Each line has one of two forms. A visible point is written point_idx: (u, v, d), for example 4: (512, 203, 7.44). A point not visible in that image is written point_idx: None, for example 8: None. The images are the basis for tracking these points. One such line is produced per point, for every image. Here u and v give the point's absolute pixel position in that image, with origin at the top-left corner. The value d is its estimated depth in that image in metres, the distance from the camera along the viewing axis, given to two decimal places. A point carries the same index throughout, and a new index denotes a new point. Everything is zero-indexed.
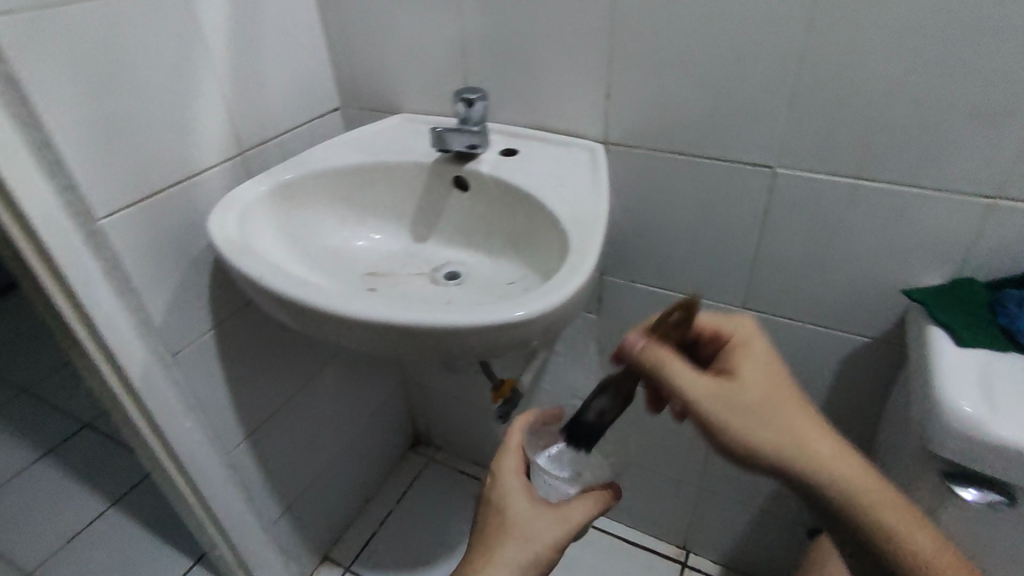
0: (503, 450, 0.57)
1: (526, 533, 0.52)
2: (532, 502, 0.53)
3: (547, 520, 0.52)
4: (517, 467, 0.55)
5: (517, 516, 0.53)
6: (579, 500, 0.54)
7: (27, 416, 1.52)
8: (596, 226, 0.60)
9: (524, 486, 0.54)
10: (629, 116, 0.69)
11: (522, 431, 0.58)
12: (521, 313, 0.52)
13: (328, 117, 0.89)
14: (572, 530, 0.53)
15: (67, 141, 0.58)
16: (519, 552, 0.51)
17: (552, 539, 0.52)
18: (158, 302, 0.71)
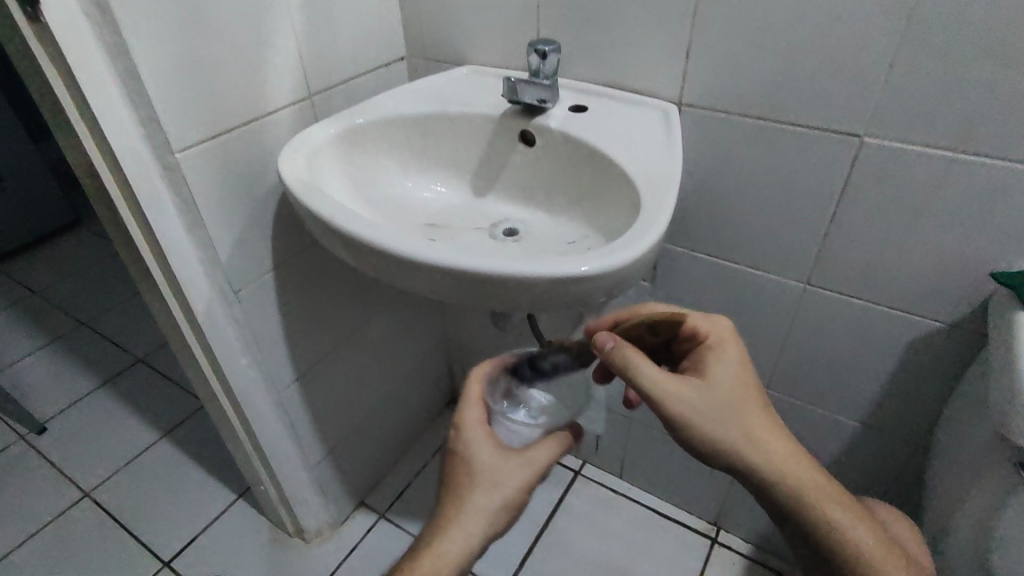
0: (464, 402, 0.55)
1: (495, 479, 0.52)
2: (498, 448, 0.53)
3: (515, 465, 0.53)
4: (479, 418, 0.54)
5: (484, 465, 0.52)
6: (545, 442, 0.54)
7: (88, 347, 1.60)
8: (669, 187, 0.58)
9: (488, 435, 0.54)
10: (709, 76, 0.67)
11: (480, 380, 0.57)
12: (589, 268, 0.51)
13: (393, 67, 0.89)
14: (539, 470, 0.53)
15: (151, 73, 0.59)
16: (490, 498, 0.52)
17: (521, 482, 0.52)
18: (225, 239, 0.73)
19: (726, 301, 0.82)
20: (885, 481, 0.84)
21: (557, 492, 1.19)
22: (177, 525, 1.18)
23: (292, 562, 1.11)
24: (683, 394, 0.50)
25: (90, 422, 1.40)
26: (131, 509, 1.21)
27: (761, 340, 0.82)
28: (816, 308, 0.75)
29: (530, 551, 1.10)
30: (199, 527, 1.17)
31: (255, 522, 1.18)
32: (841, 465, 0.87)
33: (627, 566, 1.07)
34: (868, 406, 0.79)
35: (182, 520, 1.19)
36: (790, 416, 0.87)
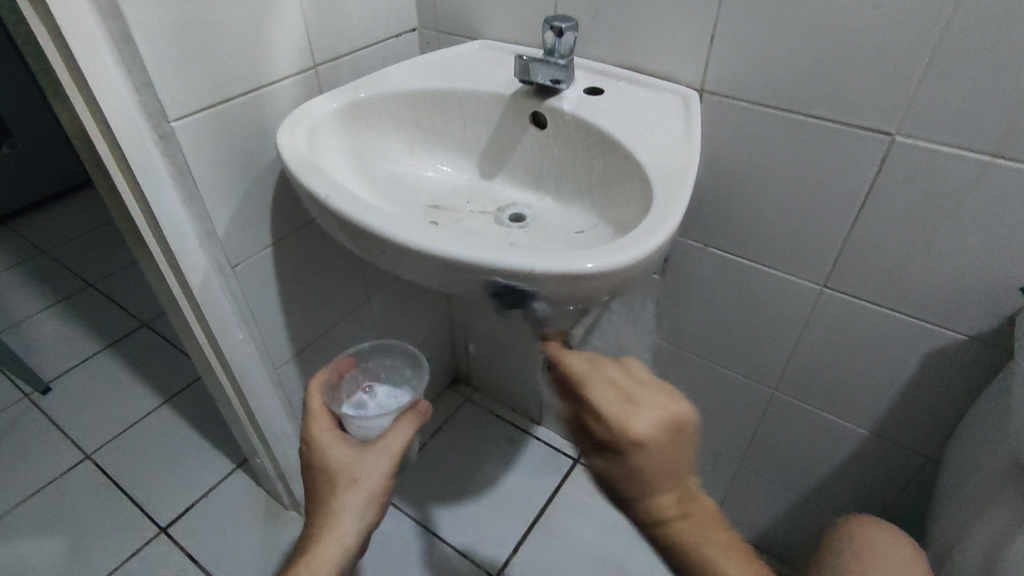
0: (308, 415, 0.59)
1: (355, 476, 0.55)
2: (352, 448, 0.57)
3: (372, 458, 0.56)
4: (327, 425, 0.58)
5: (343, 467, 0.55)
6: (394, 429, 0.58)
7: (95, 309, 1.60)
8: (684, 181, 0.55)
9: (339, 439, 0.57)
10: (732, 63, 0.63)
11: (320, 390, 0.61)
12: (591, 266, 0.48)
13: (404, 38, 0.85)
14: (396, 454, 0.57)
15: (147, 38, 0.56)
16: (355, 494, 0.55)
17: (382, 471, 0.56)
18: (223, 213, 0.71)
19: (739, 299, 0.79)
20: (891, 492, 0.81)
21: (554, 480, 1.18)
22: (175, 492, 1.19)
23: (286, 535, 1.12)
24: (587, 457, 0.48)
25: (94, 384, 1.41)
26: (130, 473, 1.22)
27: (771, 340, 0.80)
28: (831, 311, 0.72)
29: (524, 538, 1.09)
30: (197, 495, 1.18)
31: (252, 493, 1.18)
32: (846, 472, 0.84)
33: (620, 558, 1.06)
34: (878, 414, 0.76)
35: (180, 487, 1.19)
36: (796, 419, 0.84)
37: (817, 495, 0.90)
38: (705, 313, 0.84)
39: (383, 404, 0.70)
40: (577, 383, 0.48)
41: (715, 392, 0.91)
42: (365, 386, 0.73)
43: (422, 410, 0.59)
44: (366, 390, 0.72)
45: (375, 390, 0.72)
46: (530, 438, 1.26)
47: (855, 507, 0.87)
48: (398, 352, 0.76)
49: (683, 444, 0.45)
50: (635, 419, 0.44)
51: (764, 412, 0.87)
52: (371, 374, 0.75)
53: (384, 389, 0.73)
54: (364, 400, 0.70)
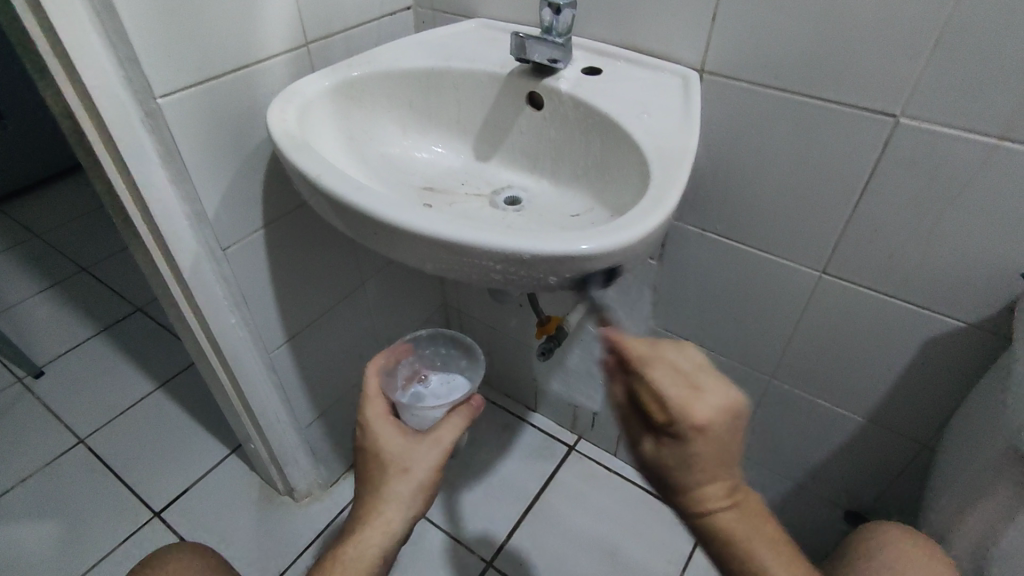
0: (364, 398, 0.57)
1: (406, 465, 0.54)
2: (406, 436, 0.55)
3: (424, 449, 0.54)
4: (383, 410, 0.57)
5: (394, 453, 0.54)
6: (447, 423, 0.57)
7: (88, 293, 1.58)
8: (682, 162, 0.54)
9: (394, 425, 0.56)
10: (733, 43, 0.61)
11: (376, 373, 0.60)
12: (587, 247, 0.47)
13: (399, 16, 0.83)
14: (447, 449, 0.56)
15: (131, 10, 0.54)
16: (405, 483, 0.53)
17: (433, 463, 0.54)
18: (213, 194, 0.70)
19: (737, 285, 0.78)
20: (886, 480, 0.81)
21: (549, 466, 1.18)
22: (169, 476, 1.18)
23: (280, 520, 1.11)
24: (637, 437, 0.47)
25: (88, 368, 1.40)
26: (124, 458, 1.21)
27: (769, 327, 0.79)
28: (830, 298, 0.71)
29: (519, 523, 1.09)
30: (191, 480, 1.18)
31: (246, 478, 1.18)
32: (842, 460, 0.84)
33: (615, 544, 1.06)
34: (875, 402, 0.76)
35: (174, 472, 1.19)
36: (793, 406, 0.84)
37: (813, 483, 0.90)
38: (703, 300, 0.83)
39: (436, 394, 0.73)
40: (635, 363, 0.44)
41: None
42: (419, 374, 0.75)
43: (476, 406, 0.58)
44: (419, 377, 0.75)
45: (429, 378, 0.75)
46: (526, 425, 1.26)
47: (850, 495, 0.86)
48: (451, 343, 0.79)
49: (738, 432, 0.43)
50: (702, 407, 0.42)
51: (761, 399, 0.87)
52: (426, 362, 0.77)
53: (438, 378, 0.76)
54: (419, 391, 0.73)
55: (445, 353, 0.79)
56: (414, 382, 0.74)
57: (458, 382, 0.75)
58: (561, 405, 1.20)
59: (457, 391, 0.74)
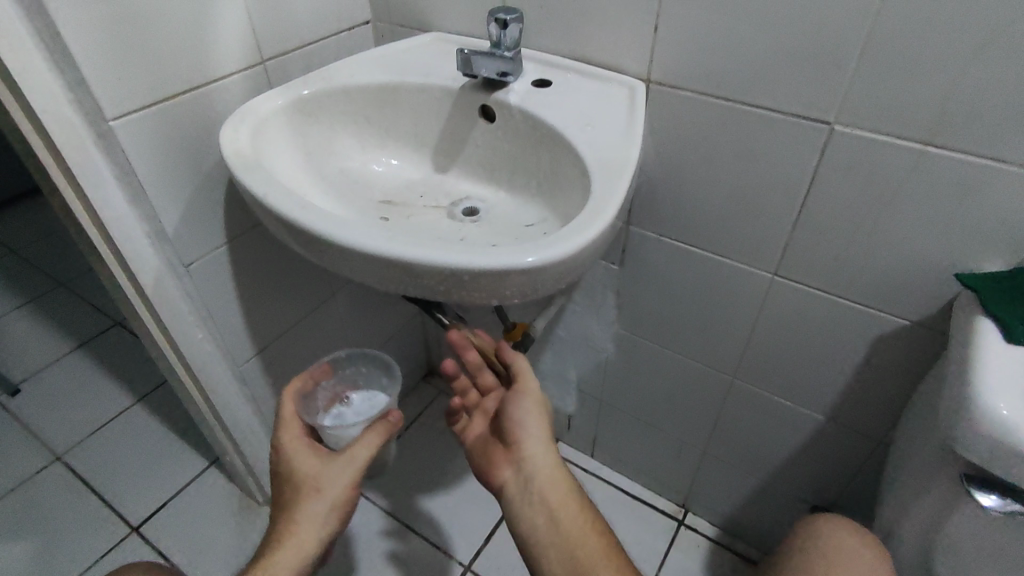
0: (281, 421, 0.66)
1: (319, 485, 0.62)
2: (318, 459, 0.64)
3: (336, 469, 0.62)
4: (297, 434, 0.65)
5: (308, 476, 0.62)
6: (363, 440, 0.64)
7: (64, 309, 1.58)
8: (625, 170, 0.55)
9: (306, 448, 0.64)
10: (676, 54, 0.63)
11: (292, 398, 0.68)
12: (531, 259, 0.47)
13: (357, 31, 0.84)
14: (360, 466, 0.63)
15: (77, 32, 0.55)
16: (317, 503, 0.61)
17: (345, 481, 0.62)
18: (172, 211, 0.70)
19: (696, 288, 0.79)
20: (847, 476, 0.83)
21: None
22: (146, 491, 1.18)
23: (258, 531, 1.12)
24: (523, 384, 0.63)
25: (64, 384, 1.39)
26: (102, 474, 1.21)
27: (729, 327, 0.80)
28: (783, 300, 0.73)
29: (496, 527, 1.10)
30: (169, 494, 1.18)
31: (225, 490, 1.19)
32: (805, 457, 0.86)
33: None
34: (833, 399, 0.77)
35: (151, 487, 1.19)
36: (755, 406, 0.86)
37: (779, 479, 0.92)
38: (664, 303, 0.84)
39: (358, 409, 0.79)
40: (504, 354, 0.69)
41: (676, 380, 0.92)
42: (342, 394, 0.82)
43: (391, 422, 0.65)
44: (341, 399, 0.81)
45: (352, 398, 0.81)
46: None
47: (815, 491, 0.88)
48: (371, 360, 0.86)
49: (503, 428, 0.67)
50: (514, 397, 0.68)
51: (725, 399, 0.88)
52: (348, 381, 0.84)
53: (360, 396, 0.82)
54: (340, 409, 0.79)
55: (365, 372, 0.86)
56: (336, 403, 0.80)
57: (381, 397, 0.82)
58: None
59: (379, 405, 0.80)
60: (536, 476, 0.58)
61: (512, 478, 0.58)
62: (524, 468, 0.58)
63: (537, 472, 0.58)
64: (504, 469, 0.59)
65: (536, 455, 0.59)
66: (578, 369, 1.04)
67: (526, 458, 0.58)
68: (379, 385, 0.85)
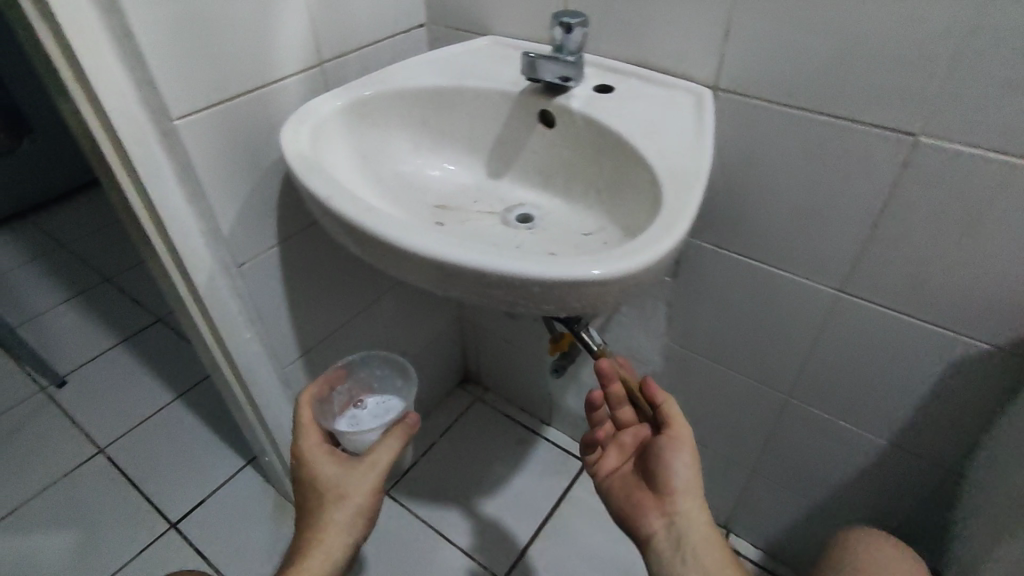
0: (300, 428, 0.68)
1: (342, 492, 0.63)
2: (339, 465, 0.65)
3: (359, 475, 0.63)
4: (317, 440, 0.67)
5: (331, 483, 0.63)
6: (383, 445, 0.65)
7: (110, 303, 1.61)
8: (696, 180, 0.53)
9: (327, 454, 0.66)
10: (747, 61, 0.60)
11: (309, 405, 0.70)
12: (599, 272, 0.45)
13: (413, 34, 0.84)
14: (381, 471, 0.64)
15: (147, 31, 0.55)
16: (341, 509, 0.62)
17: (367, 486, 0.63)
18: (228, 212, 0.70)
19: (755, 303, 0.77)
20: (909, 504, 0.79)
21: (563, 483, 1.17)
22: (185, 489, 1.19)
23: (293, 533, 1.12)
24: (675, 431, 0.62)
25: (108, 378, 1.42)
26: (142, 468, 1.23)
27: (788, 345, 0.77)
28: (849, 318, 0.70)
29: (532, 541, 1.08)
30: (207, 491, 1.19)
31: (261, 490, 1.19)
32: (863, 482, 0.82)
33: (629, 564, 1.04)
34: (898, 424, 0.74)
35: (189, 484, 1.20)
36: (812, 427, 0.82)
37: (832, 504, 0.88)
38: (719, 317, 0.81)
39: (373, 413, 0.81)
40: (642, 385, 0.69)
41: (727, 397, 0.89)
42: (357, 398, 0.84)
43: (408, 425, 0.66)
44: (356, 402, 0.83)
45: (367, 401, 0.84)
46: (539, 440, 1.25)
47: (872, 519, 0.84)
48: (385, 364, 0.87)
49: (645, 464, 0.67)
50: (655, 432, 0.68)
51: (779, 419, 0.85)
52: (362, 385, 0.86)
53: (375, 400, 0.84)
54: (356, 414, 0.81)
55: (380, 375, 0.87)
56: (352, 407, 0.82)
57: (395, 401, 0.84)
58: (575, 419, 1.19)
59: (394, 409, 0.82)
60: (691, 535, 0.58)
61: (661, 531, 0.59)
62: (678, 525, 0.59)
63: (689, 530, 0.58)
64: (656, 521, 0.60)
65: (691, 513, 0.59)
66: None
67: (681, 514, 0.59)
68: (394, 387, 0.86)
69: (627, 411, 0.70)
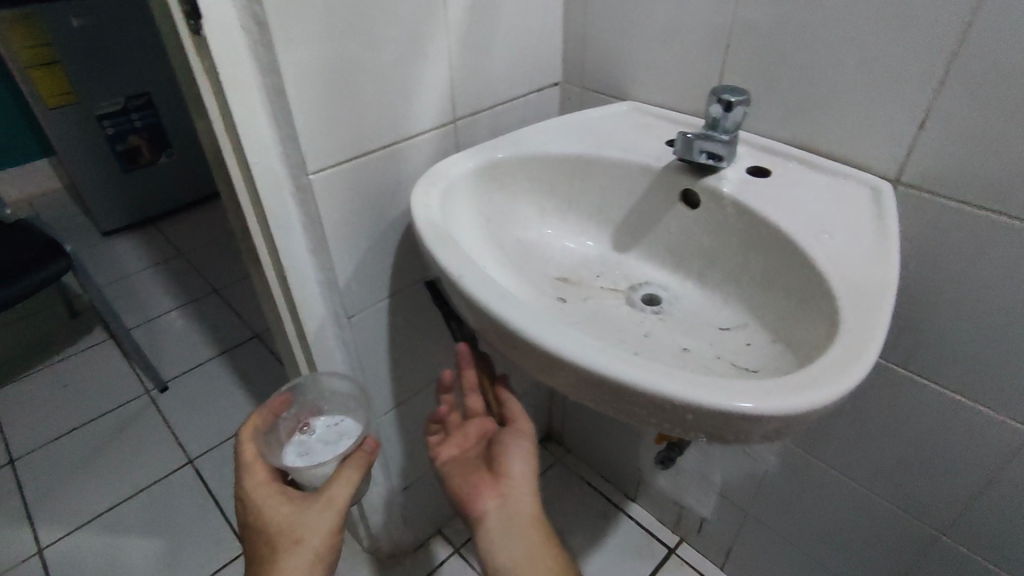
0: (244, 465, 0.60)
1: (298, 536, 0.56)
2: (290, 505, 0.58)
3: (317, 515, 0.57)
4: (264, 476, 0.59)
5: (284, 527, 0.56)
6: (339, 479, 0.59)
7: (215, 315, 1.69)
8: (883, 298, 0.44)
9: (273, 490, 0.58)
10: (940, 157, 0.52)
11: (252, 438, 0.61)
12: (748, 404, 0.38)
13: (546, 92, 0.81)
14: (340, 507, 0.58)
15: (297, 88, 0.56)
16: (295, 553, 0.55)
17: (326, 526, 0.57)
18: (347, 263, 0.70)
19: (909, 422, 0.66)
20: None
21: (645, 569, 1.07)
22: None
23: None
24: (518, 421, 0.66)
25: (205, 389, 1.47)
26: (225, 486, 1.25)
27: (949, 475, 0.65)
28: None
29: None
30: None
31: None
32: None
33: None
34: None
35: None
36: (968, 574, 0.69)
37: None
38: (859, 428, 0.71)
39: (323, 444, 0.67)
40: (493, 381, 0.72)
41: (858, 517, 0.77)
42: (304, 423, 0.70)
43: (366, 453, 0.61)
44: (302, 427, 0.69)
45: (314, 427, 0.69)
46: (622, 517, 1.15)
47: None
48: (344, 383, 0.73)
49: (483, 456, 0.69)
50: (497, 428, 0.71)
51: (923, 555, 0.73)
52: (311, 407, 0.72)
53: (321, 429, 0.69)
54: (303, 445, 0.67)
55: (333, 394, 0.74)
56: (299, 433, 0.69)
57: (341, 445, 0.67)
58: (664, 502, 1.09)
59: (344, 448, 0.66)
60: (518, 514, 0.60)
61: (492, 509, 0.60)
62: (509, 503, 0.60)
63: (517, 507, 0.60)
64: (489, 500, 0.60)
65: (522, 495, 0.61)
66: (727, 475, 0.92)
67: (513, 494, 0.61)
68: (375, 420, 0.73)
69: (475, 400, 0.70)
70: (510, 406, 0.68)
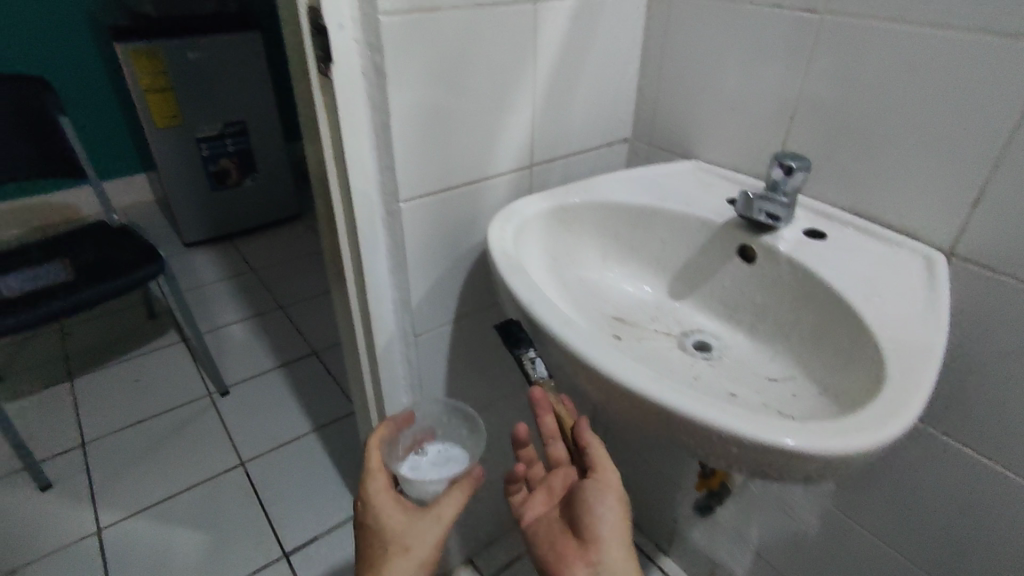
0: (367, 473, 0.65)
1: (408, 544, 0.61)
2: (405, 514, 0.63)
3: (425, 526, 0.62)
4: (383, 485, 0.65)
5: (397, 531, 0.62)
6: (447, 498, 0.64)
7: (279, 329, 1.80)
8: (928, 360, 0.47)
9: (392, 499, 0.64)
10: (994, 234, 0.55)
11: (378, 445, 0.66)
12: (792, 442, 0.41)
13: (616, 147, 0.88)
14: (447, 524, 0.63)
15: (400, 126, 0.63)
16: (404, 558, 0.61)
17: (433, 539, 0.62)
18: (421, 285, 0.76)
19: (957, 496, 0.66)
20: None
21: None
22: (302, 520, 1.25)
23: None
24: (604, 475, 0.56)
25: (263, 397, 1.56)
26: (272, 491, 1.31)
27: (996, 553, 0.65)
28: None
29: None
30: (320, 529, 1.23)
31: None
32: None
33: None
34: None
35: (307, 518, 1.25)
36: None
37: None
38: (904, 497, 0.71)
39: (436, 463, 0.69)
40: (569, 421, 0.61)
41: None
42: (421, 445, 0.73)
43: (475, 479, 0.64)
44: (418, 448, 0.73)
45: (429, 448, 0.73)
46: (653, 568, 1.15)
47: None
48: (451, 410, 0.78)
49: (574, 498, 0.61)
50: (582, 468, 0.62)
51: None
52: (428, 432, 0.76)
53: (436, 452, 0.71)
54: (417, 460, 0.70)
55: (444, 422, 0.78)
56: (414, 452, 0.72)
57: (450, 466, 0.68)
58: (698, 558, 1.08)
59: (455, 469, 0.68)
60: None
61: None
62: None
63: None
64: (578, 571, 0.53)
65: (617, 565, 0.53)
66: (763, 534, 0.91)
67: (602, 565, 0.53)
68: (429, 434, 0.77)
69: (560, 449, 0.62)
70: (592, 456, 0.57)
